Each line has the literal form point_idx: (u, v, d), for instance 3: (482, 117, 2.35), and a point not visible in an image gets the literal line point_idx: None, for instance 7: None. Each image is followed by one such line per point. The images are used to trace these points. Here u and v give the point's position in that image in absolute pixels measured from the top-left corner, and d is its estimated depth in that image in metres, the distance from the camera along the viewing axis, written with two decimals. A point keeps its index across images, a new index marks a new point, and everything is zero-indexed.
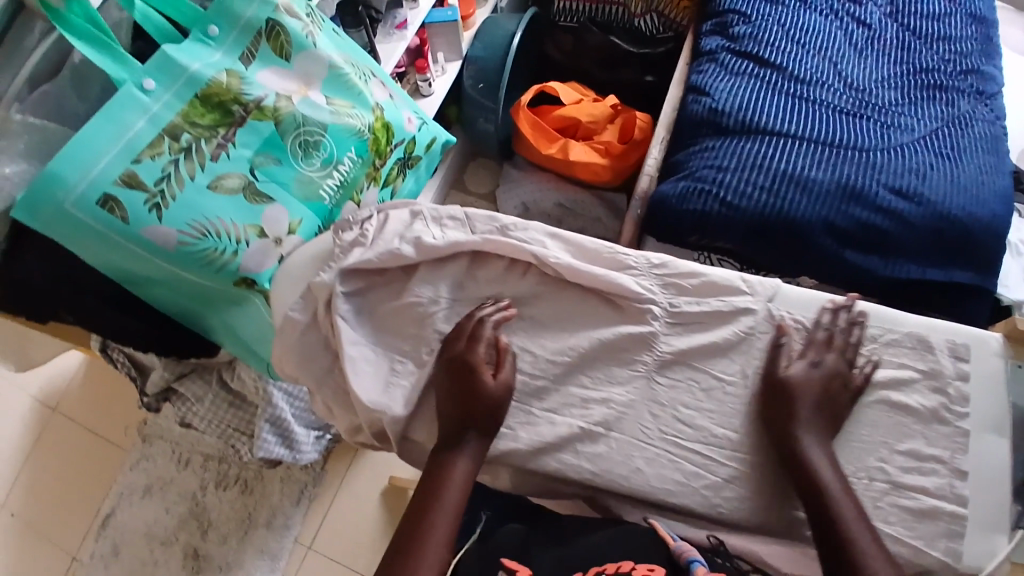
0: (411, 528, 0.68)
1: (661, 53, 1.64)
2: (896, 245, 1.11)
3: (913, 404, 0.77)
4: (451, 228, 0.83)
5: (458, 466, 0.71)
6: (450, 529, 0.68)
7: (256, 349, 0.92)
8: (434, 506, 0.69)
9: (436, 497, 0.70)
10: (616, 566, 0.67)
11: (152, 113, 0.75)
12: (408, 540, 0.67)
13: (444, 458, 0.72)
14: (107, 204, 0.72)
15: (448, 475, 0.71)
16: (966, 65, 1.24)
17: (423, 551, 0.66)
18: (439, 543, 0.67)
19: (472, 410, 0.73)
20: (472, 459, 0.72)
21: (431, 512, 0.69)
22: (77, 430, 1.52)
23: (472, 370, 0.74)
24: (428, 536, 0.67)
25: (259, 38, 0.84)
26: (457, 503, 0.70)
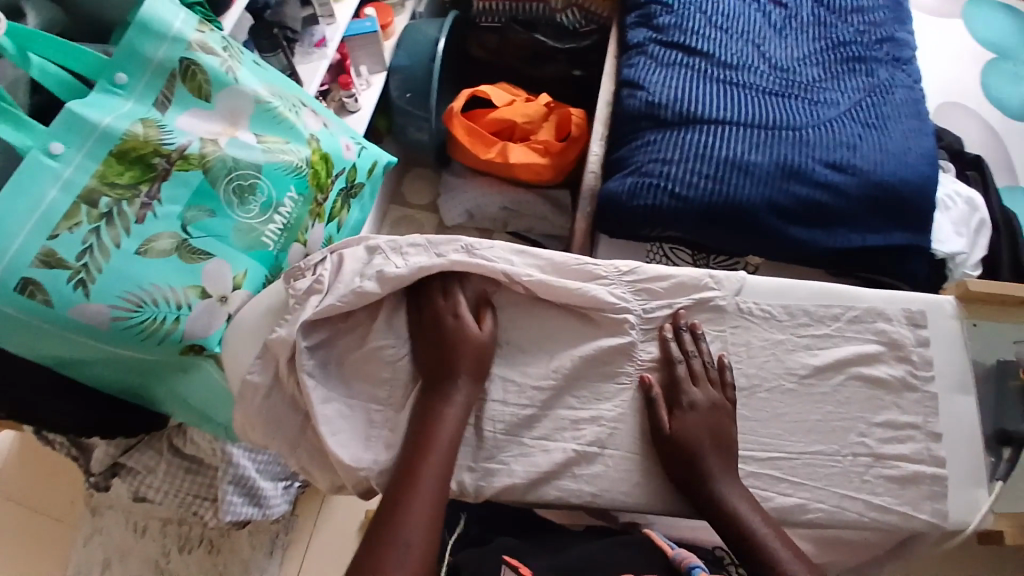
0: (404, 477, 0.68)
1: (586, 47, 1.61)
2: (837, 216, 1.12)
3: (882, 375, 0.79)
4: (414, 254, 0.78)
5: (449, 412, 0.72)
6: (443, 473, 0.69)
7: (211, 413, 0.85)
8: (425, 455, 0.69)
9: (429, 443, 0.70)
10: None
11: (65, 179, 0.69)
12: (401, 483, 0.67)
13: (434, 405, 0.72)
14: (26, 288, 0.66)
15: (438, 421, 0.71)
16: (879, 35, 1.29)
17: (420, 496, 0.66)
18: (434, 488, 0.68)
19: (458, 357, 0.74)
20: (461, 404, 0.73)
21: (424, 460, 0.69)
22: (16, 513, 1.36)
23: (460, 325, 0.75)
24: (422, 482, 0.67)
25: (174, 80, 0.78)
26: (450, 447, 0.71)
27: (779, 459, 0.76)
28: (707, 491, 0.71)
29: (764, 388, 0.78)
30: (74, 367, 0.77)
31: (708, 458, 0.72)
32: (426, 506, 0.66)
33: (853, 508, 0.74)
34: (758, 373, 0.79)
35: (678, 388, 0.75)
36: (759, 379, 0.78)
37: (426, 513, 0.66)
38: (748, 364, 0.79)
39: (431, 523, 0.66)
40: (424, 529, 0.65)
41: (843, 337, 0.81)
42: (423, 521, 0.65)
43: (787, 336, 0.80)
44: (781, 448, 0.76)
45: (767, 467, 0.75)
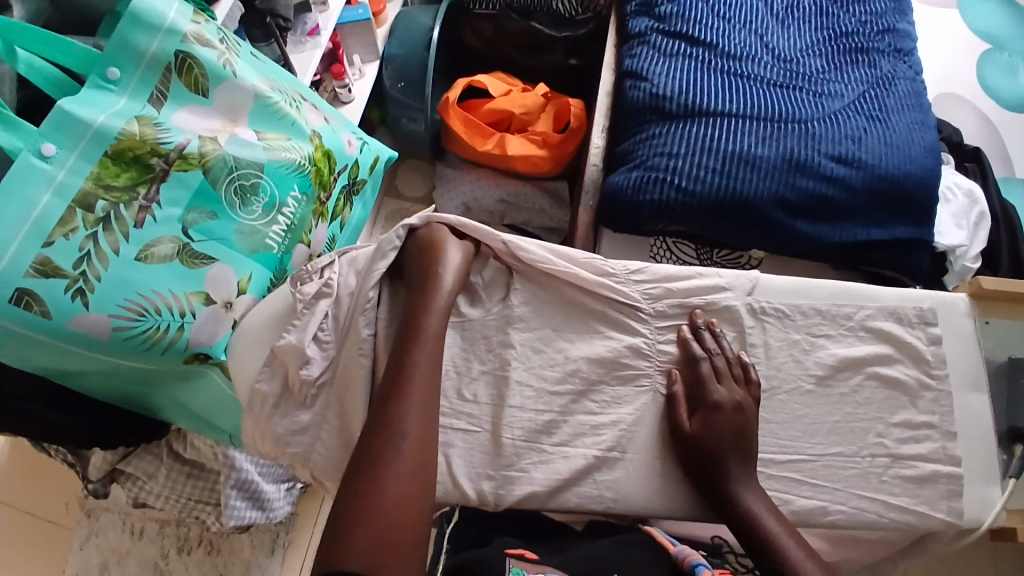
0: (394, 369, 0.67)
1: (583, 35, 1.56)
2: (843, 211, 1.09)
3: (898, 375, 0.79)
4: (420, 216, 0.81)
5: (434, 305, 0.72)
6: (433, 362, 0.68)
7: (214, 422, 0.83)
8: (413, 345, 0.69)
9: (415, 335, 0.69)
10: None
11: (58, 183, 0.66)
12: (393, 379, 0.66)
13: (418, 302, 0.72)
14: (23, 300, 0.63)
15: (423, 313, 0.71)
16: (881, 25, 1.25)
17: (411, 385, 0.66)
18: (425, 378, 0.67)
19: (436, 261, 0.74)
20: (446, 298, 0.73)
21: (412, 351, 0.68)
22: (8, 515, 1.31)
23: (440, 241, 0.76)
24: (413, 373, 0.66)
25: (169, 74, 0.75)
26: (436, 337, 0.70)
27: (799, 460, 0.75)
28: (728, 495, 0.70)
29: (784, 390, 0.78)
30: (72, 377, 0.74)
31: (729, 463, 0.71)
32: (418, 395, 0.65)
33: (872, 509, 0.75)
34: (776, 374, 0.78)
35: (704, 386, 0.74)
36: (778, 380, 0.78)
37: (421, 402, 0.65)
38: (766, 365, 0.78)
39: (425, 410, 0.65)
40: (419, 418, 0.64)
41: (858, 336, 0.80)
42: (418, 410, 0.64)
43: (802, 336, 0.79)
44: (801, 450, 0.76)
45: (787, 470, 0.75)
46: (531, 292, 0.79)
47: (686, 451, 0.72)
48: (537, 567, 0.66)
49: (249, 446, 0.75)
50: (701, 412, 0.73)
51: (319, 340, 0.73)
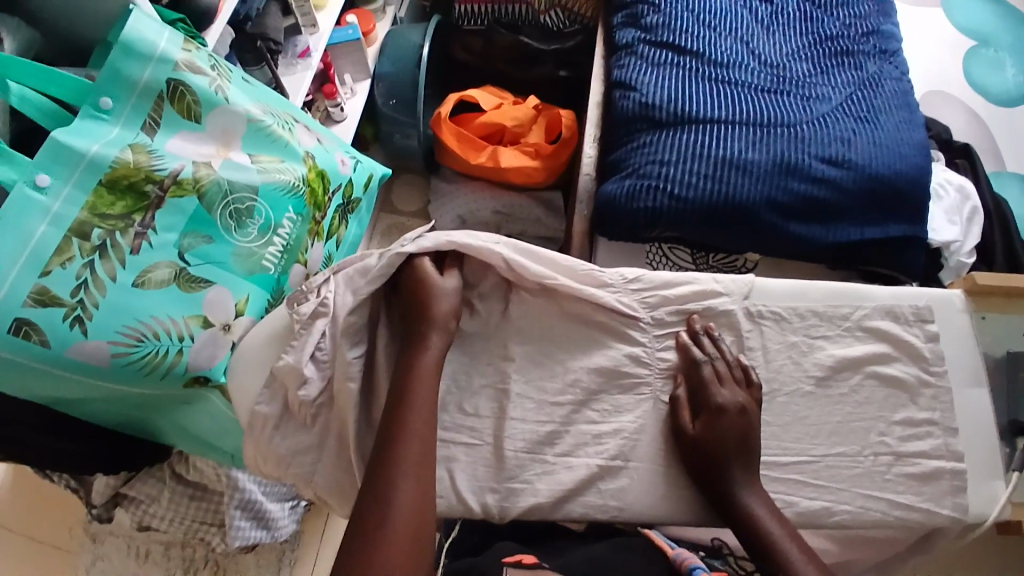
0: (390, 420, 0.66)
1: (571, 47, 1.57)
2: (835, 211, 1.10)
3: (898, 374, 0.79)
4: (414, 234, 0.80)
5: (424, 360, 0.70)
6: (427, 409, 0.67)
7: (217, 444, 0.83)
8: (407, 396, 0.67)
9: (410, 378, 0.69)
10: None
11: (54, 213, 0.66)
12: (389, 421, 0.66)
13: (412, 348, 0.71)
14: (21, 330, 0.64)
15: (415, 365, 0.70)
16: (865, 28, 1.26)
17: (407, 434, 0.64)
18: (422, 417, 0.66)
19: (426, 310, 0.73)
20: (436, 353, 0.71)
21: (405, 406, 0.67)
22: (10, 543, 1.29)
23: (427, 277, 0.74)
24: (408, 423, 0.65)
25: (161, 102, 0.75)
26: (428, 383, 0.69)
27: (804, 462, 0.75)
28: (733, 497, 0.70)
29: (784, 392, 0.78)
30: (72, 405, 0.74)
31: (732, 468, 0.71)
32: (413, 444, 0.64)
33: (878, 508, 0.75)
34: (776, 377, 0.78)
35: (707, 388, 0.74)
36: (778, 382, 0.78)
37: (416, 451, 0.64)
38: (765, 368, 0.78)
39: (422, 457, 0.64)
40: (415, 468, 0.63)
41: (855, 336, 0.81)
42: (414, 458, 0.63)
43: (800, 337, 0.80)
44: (805, 452, 0.76)
45: (790, 472, 0.75)
46: (527, 304, 0.79)
47: (690, 454, 0.72)
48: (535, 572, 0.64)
49: (251, 468, 0.75)
50: (705, 414, 0.73)
51: (317, 360, 0.73)
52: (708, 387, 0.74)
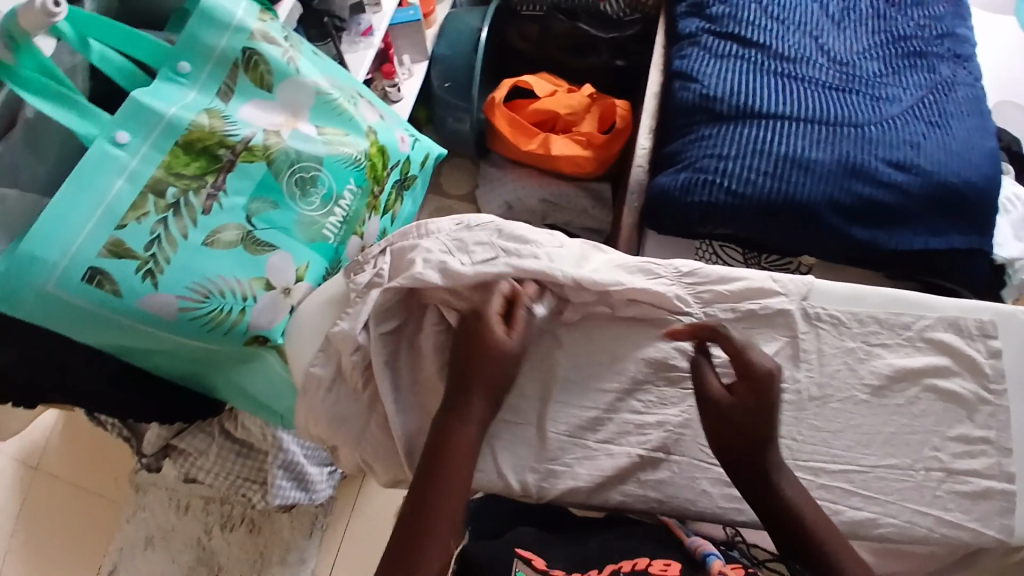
0: (425, 488, 0.63)
1: (630, 36, 1.55)
2: (898, 217, 1.06)
3: (955, 389, 0.77)
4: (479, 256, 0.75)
5: (471, 416, 0.67)
6: (466, 478, 0.64)
7: (269, 404, 0.86)
8: (446, 467, 0.64)
9: (465, 393, 0.68)
10: (632, 562, 0.66)
11: (131, 170, 0.69)
12: (439, 446, 0.65)
13: (466, 383, 0.68)
14: (95, 278, 0.67)
15: (460, 421, 0.67)
16: (940, 30, 1.21)
17: (441, 502, 0.62)
18: (468, 450, 0.65)
19: (480, 366, 0.68)
20: (482, 410, 0.67)
21: (443, 477, 0.63)
22: (60, 488, 1.38)
23: (489, 321, 0.69)
24: (445, 491, 0.63)
25: (236, 70, 0.78)
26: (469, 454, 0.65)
27: (851, 471, 0.74)
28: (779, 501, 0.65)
29: (836, 399, 0.76)
30: (136, 356, 0.77)
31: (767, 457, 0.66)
32: (446, 514, 0.62)
33: (924, 523, 0.73)
34: (830, 382, 0.77)
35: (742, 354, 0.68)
36: (831, 388, 0.76)
37: (451, 520, 0.62)
38: (819, 373, 0.77)
39: (454, 529, 0.62)
40: (447, 540, 0.61)
41: (916, 347, 0.78)
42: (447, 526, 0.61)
43: (857, 343, 0.78)
44: (853, 459, 0.74)
45: (837, 480, 0.73)
46: None
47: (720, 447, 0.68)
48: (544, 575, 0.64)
49: (302, 430, 0.77)
50: (742, 383, 0.67)
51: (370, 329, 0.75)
52: (742, 354, 0.67)
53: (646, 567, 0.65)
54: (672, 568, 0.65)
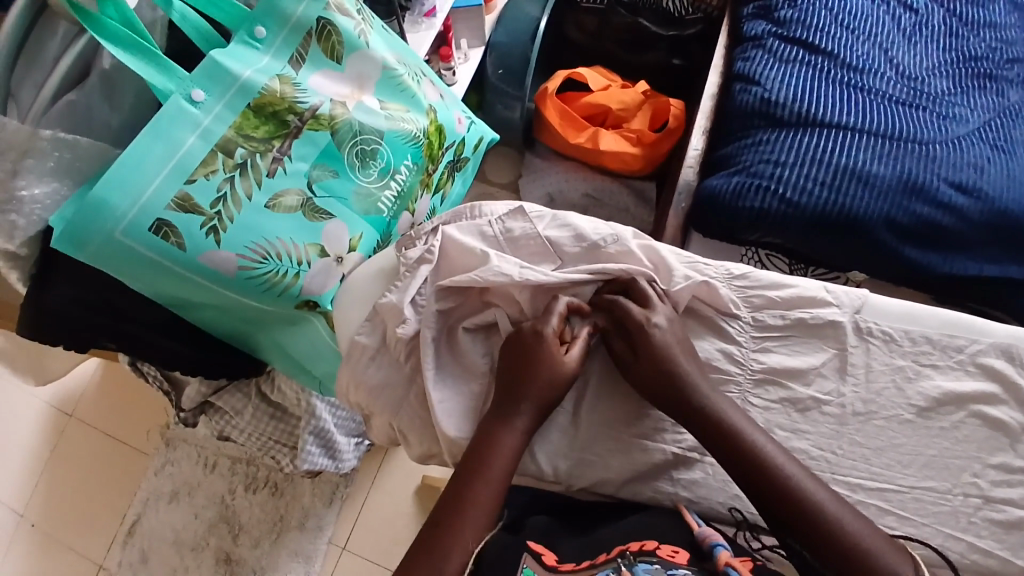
0: (459, 487, 0.67)
1: (690, 35, 1.53)
2: (955, 240, 1.03)
3: (1003, 416, 0.74)
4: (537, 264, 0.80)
5: (512, 424, 0.70)
6: (505, 474, 0.68)
7: (309, 367, 0.88)
8: (479, 471, 0.67)
9: (514, 397, 0.71)
10: (640, 544, 0.64)
11: (204, 127, 0.71)
12: (482, 442, 0.69)
13: (513, 386, 0.72)
14: (161, 230, 0.69)
15: (501, 425, 0.70)
16: (1011, 53, 1.17)
17: (472, 505, 0.66)
18: (511, 449, 0.69)
19: (533, 378, 0.71)
20: (529, 410, 0.71)
21: (476, 481, 0.67)
22: (93, 437, 1.43)
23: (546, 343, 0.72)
24: (476, 492, 0.66)
25: (310, 39, 0.79)
26: (507, 463, 0.68)
27: (887, 489, 0.72)
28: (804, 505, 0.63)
29: (881, 416, 0.75)
30: (189, 309, 0.79)
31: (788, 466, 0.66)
32: (476, 511, 0.66)
33: (956, 549, 0.71)
34: (875, 399, 0.75)
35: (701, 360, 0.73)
36: (876, 405, 0.75)
37: (478, 518, 0.66)
38: (865, 389, 0.76)
39: (482, 527, 0.66)
40: (473, 535, 0.65)
41: (966, 371, 0.76)
42: (472, 527, 0.65)
43: (907, 362, 0.76)
44: (889, 478, 0.73)
45: (874, 497, 0.72)
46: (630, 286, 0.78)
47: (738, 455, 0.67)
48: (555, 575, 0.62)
49: (342, 396, 0.79)
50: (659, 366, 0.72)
51: (416, 304, 0.77)
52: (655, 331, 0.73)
53: (654, 550, 0.63)
54: (680, 555, 0.63)
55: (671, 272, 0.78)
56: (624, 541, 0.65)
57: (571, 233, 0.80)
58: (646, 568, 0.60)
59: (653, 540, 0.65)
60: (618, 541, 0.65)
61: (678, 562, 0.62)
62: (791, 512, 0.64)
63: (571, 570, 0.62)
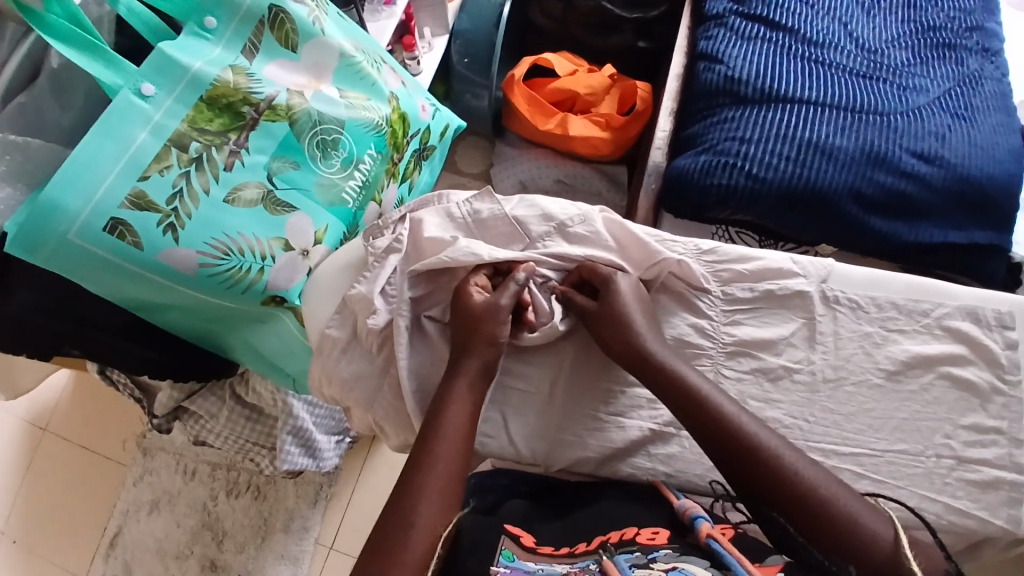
0: (413, 470, 0.65)
1: (653, 18, 1.52)
2: (918, 208, 1.05)
3: (970, 377, 0.76)
4: (507, 247, 0.80)
5: (469, 398, 0.70)
6: (464, 426, 0.68)
7: (281, 365, 0.87)
8: (443, 452, 0.66)
9: (467, 351, 0.72)
10: (621, 533, 0.62)
11: (155, 122, 0.69)
12: (436, 402, 0.69)
13: (462, 342, 0.72)
14: (116, 229, 0.67)
15: (458, 404, 0.69)
16: (969, 22, 1.18)
17: (430, 480, 0.64)
18: (468, 398, 0.70)
19: (477, 335, 0.72)
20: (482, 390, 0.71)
21: (446, 448, 0.66)
22: (69, 450, 1.40)
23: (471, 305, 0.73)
24: (434, 470, 0.64)
25: (262, 28, 0.78)
26: (463, 436, 0.68)
27: (861, 453, 0.73)
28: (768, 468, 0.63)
29: (851, 381, 0.76)
30: (153, 312, 0.77)
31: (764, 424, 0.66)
32: (445, 492, 0.64)
33: (932, 509, 0.72)
34: (844, 364, 0.77)
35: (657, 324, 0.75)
36: (846, 371, 0.76)
37: (448, 499, 0.63)
38: (834, 356, 0.77)
39: (447, 507, 0.63)
40: (437, 518, 0.61)
41: (932, 334, 0.78)
42: (442, 506, 0.63)
43: (875, 328, 0.78)
44: (863, 442, 0.74)
45: (848, 462, 0.73)
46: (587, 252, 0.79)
47: (706, 422, 0.67)
48: (531, 556, 0.60)
49: (316, 390, 0.77)
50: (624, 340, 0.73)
51: (386, 294, 0.75)
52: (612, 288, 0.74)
53: (634, 538, 0.61)
54: (660, 536, 0.61)
55: (646, 247, 0.78)
56: (604, 531, 0.63)
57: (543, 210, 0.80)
58: (628, 558, 0.58)
59: (632, 526, 0.63)
60: (598, 529, 0.64)
61: (659, 543, 0.60)
62: None
63: (549, 553, 0.61)
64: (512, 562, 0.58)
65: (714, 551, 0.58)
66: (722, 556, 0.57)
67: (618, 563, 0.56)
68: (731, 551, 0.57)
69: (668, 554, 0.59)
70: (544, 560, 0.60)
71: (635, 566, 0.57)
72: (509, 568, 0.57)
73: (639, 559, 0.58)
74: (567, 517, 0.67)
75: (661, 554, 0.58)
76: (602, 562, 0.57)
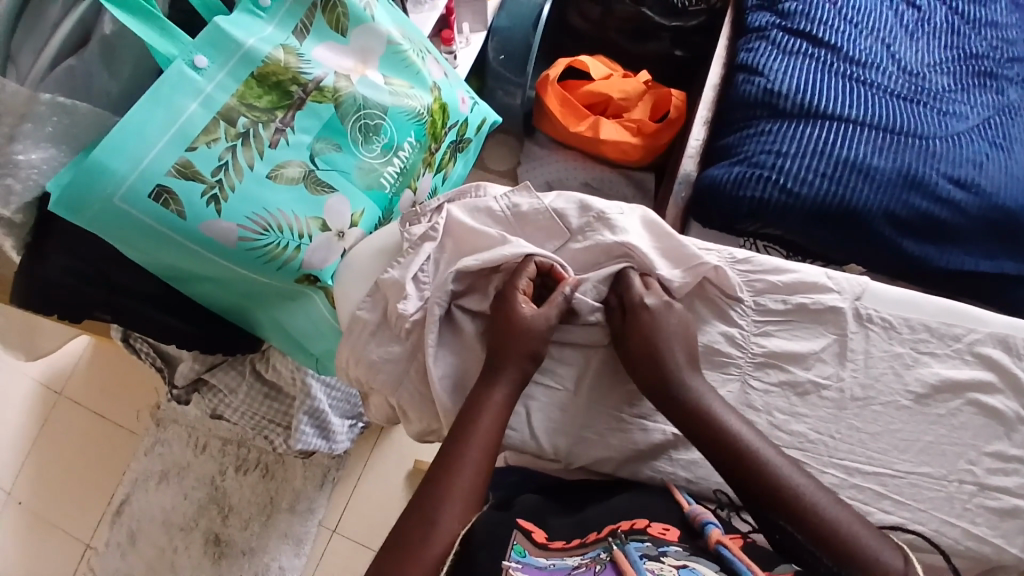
0: (440, 471, 0.66)
1: (693, 27, 1.51)
2: (952, 234, 1.03)
3: (998, 405, 0.75)
4: (546, 240, 0.81)
5: (491, 399, 0.70)
6: (496, 430, 0.68)
7: (307, 345, 0.88)
8: (462, 447, 0.66)
9: (504, 354, 0.72)
10: (631, 523, 0.62)
11: (206, 94, 0.70)
12: (472, 404, 0.70)
13: (500, 344, 0.72)
14: (161, 196, 0.68)
15: (481, 407, 0.69)
16: (1012, 52, 1.17)
17: (455, 483, 0.64)
18: (500, 402, 0.70)
19: (517, 340, 0.72)
20: (508, 386, 0.71)
21: (467, 441, 0.67)
22: (83, 416, 1.42)
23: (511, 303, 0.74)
24: (457, 473, 0.65)
25: (314, 10, 0.79)
26: (491, 441, 0.68)
27: (882, 473, 0.73)
28: (784, 486, 0.64)
29: (879, 401, 0.75)
30: (187, 283, 0.79)
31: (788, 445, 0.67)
32: (463, 487, 0.64)
33: (952, 535, 0.71)
34: (873, 384, 0.76)
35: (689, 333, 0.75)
36: (874, 391, 0.76)
37: (465, 494, 0.64)
38: (863, 374, 0.76)
39: (468, 507, 0.64)
40: (458, 517, 0.63)
41: (963, 359, 0.77)
42: (459, 502, 0.63)
43: (906, 349, 0.77)
44: (885, 463, 0.73)
45: (869, 481, 0.72)
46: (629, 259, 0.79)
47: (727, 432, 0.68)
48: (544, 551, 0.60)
49: (341, 371, 0.78)
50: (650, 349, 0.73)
51: (418, 281, 0.76)
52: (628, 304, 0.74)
53: (645, 529, 0.61)
54: (671, 533, 0.61)
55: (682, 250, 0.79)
56: (615, 521, 0.64)
57: (581, 201, 0.81)
58: (638, 546, 0.58)
59: (643, 518, 0.63)
60: (608, 520, 0.65)
61: (669, 539, 0.61)
62: (785, 491, 0.64)
63: (561, 548, 0.60)
64: (523, 557, 0.58)
65: (723, 556, 0.58)
66: (732, 562, 0.57)
67: (628, 551, 0.56)
68: (741, 557, 0.58)
69: (678, 551, 0.59)
70: (556, 555, 0.59)
71: (646, 555, 0.57)
72: (520, 563, 0.57)
73: (649, 549, 0.58)
74: (577, 513, 0.67)
75: (671, 549, 0.59)
76: (611, 549, 0.57)
